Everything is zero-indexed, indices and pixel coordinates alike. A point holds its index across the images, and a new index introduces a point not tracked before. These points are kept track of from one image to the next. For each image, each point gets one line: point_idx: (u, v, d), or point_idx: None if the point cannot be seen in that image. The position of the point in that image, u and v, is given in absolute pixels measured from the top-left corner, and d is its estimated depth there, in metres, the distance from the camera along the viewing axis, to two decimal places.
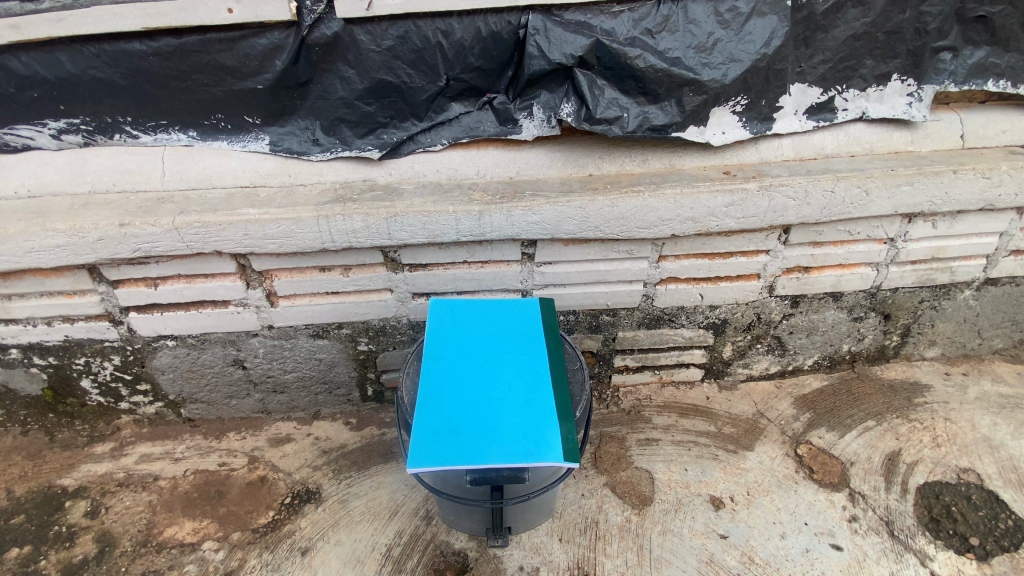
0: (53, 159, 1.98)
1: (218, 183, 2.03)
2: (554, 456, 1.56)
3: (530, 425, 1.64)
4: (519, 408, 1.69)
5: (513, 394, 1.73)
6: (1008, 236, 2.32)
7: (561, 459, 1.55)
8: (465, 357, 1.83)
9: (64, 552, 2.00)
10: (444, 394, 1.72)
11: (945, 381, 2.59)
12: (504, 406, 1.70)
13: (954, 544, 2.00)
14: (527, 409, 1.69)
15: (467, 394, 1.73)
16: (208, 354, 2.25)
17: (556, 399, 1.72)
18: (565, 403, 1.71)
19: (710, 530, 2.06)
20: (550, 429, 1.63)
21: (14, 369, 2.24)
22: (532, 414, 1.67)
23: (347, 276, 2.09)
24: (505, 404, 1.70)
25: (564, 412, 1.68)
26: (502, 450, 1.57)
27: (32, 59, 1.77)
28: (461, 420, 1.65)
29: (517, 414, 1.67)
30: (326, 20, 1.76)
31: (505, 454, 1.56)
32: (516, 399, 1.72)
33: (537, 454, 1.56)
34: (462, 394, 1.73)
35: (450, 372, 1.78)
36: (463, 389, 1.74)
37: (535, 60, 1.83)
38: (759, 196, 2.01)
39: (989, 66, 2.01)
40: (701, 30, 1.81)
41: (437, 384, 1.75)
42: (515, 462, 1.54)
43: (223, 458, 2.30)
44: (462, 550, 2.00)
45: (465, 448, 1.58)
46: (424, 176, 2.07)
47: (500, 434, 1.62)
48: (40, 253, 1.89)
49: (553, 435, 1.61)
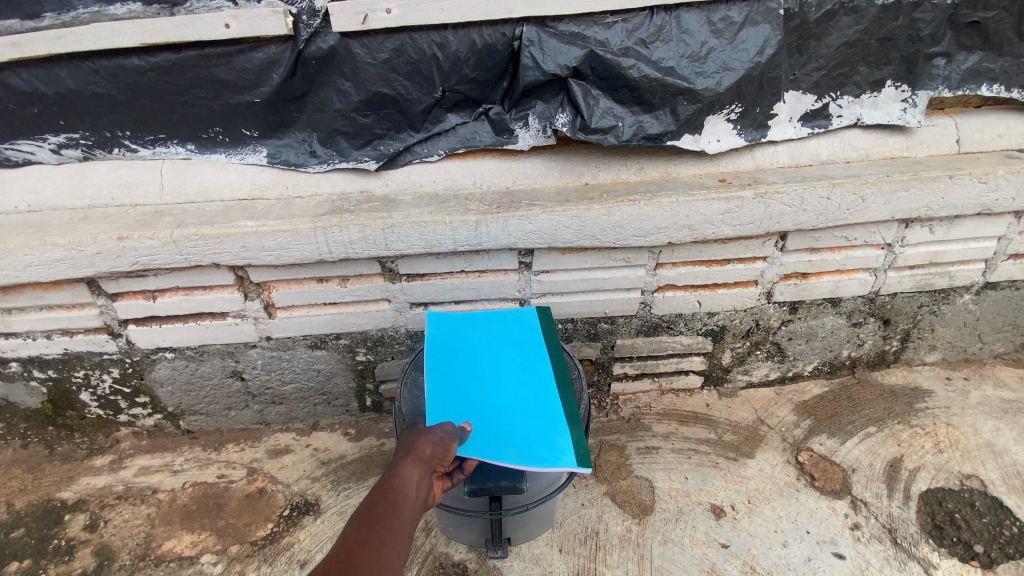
0: (53, 173, 2.00)
1: (216, 196, 2.04)
2: (569, 461, 1.53)
3: (540, 432, 1.63)
4: (527, 415, 1.69)
5: (519, 401, 1.74)
6: (1007, 240, 2.31)
7: (574, 464, 1.53)
8: (469, 366, 1.84)
9: (64, 566, 2.00)
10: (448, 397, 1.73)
11: (946, 386, 2.58)
12: (510, 412, 1.70)
13: (958, 552, 1.99)
14: (535, 418, 1.68)
15: (473, 399, 1.73)
16: (206, 366, 2.26)
17: (563, 405, 1.72)
18: (573, 408, 1.71)
19: (711, 539, 2.04)
20: (561, 436, 1.62)
21: (15, 383, 2.24)
22: (540, 421, 1.67)
23: (344, 287, 2.10)
24: (512, 411, 1.70)
25: (573, 418, 1.67)
26: (515, 452, 1.56)
27: (32, 76, 1.79)
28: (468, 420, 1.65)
29: (527, 420, 1.67)
30: (322, 34, 1.77)
31: (518, 452, 1.56)
32: (523, 406, 1.72)
33: (550, 459, 1.55)
34: (465, 399, 1.73)
35: (452, 377, 1.80)
36: (470, 394, 1.74)
37: (530, 72, 1.84)
38: (754, 203, 2.01)
39: (983, 71, 2.02)
40: (694, 39, 1.83)
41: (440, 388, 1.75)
42: (527, 464, 1.52)
43: (222, 469, 2.30)
44: (462, 561, 1.99)
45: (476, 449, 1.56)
46: (421, 186, 2.08)
47: (513, 438, 1.61)
48: (39, 267, 1.90)
49: (565, 441, 1.60)
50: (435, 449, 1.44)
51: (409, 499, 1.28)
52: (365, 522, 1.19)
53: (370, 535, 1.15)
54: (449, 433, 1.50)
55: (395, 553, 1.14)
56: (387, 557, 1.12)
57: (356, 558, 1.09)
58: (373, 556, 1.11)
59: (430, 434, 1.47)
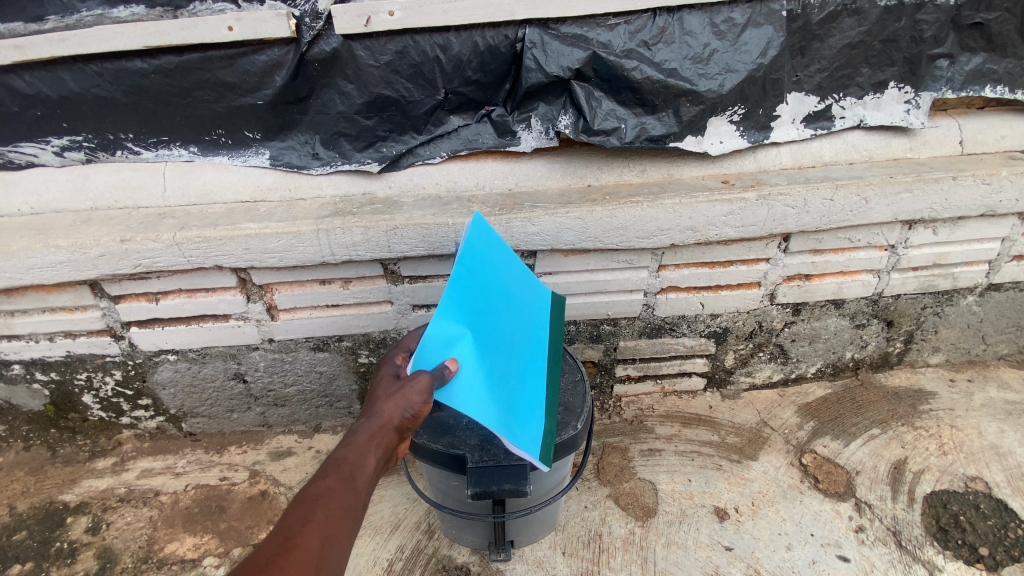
0: (55, 175, 2.01)
1: (219, 198, 2.05)
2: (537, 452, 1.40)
3: (522, 404, 1.45)
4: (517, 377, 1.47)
5: (517, 360, 1.49)
6: (1011, 241, 2.31)
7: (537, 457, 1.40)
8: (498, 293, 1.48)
9: (66, 568, 2.00)
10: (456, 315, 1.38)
11: (950, 388, 2.57)
12: (506, 367, 1.45)
13: (963, 555, 1.98)
14: (524, 387, 1.48)
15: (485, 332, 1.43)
16: (208, 368, 2.25)
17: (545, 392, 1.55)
18: (551, 399, 1.56)
19: (715, 542, 2.04)
20: (536, 421, 1.47)
21: (16, 386, 2.24)
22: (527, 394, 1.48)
23: (347, 289, 2.10)
24: (507, 366, 1.46)
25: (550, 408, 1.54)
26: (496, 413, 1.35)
27: (35, 78, 1.79)
28: (457, 356, 1.38)
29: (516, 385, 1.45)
30: (325, 36, 1.77)
31: (499, 415, 1.35)
32: (518, 366, 1.49)
33: (521, 437, 1.38)
34: (467, 328, 1.40)
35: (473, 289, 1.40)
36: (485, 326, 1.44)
37: (532, 74, 1.84)
38: (757, 205, 2.01)
39: (986, 72, 2.01)
40: (697, 41, 1.82)
41: (463, 297, 1.37)
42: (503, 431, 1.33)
43: (224, 472, 2.29)
44: (464, 564, 1.99)
45: (460, 391, 1.34)
46: (424, 189, 2.08)
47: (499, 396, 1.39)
48: (41, 269, 1.90)
49: (537, 428, 1.46)
50: (403, 417, 1.33)
51: (360, 476, 1.24)
52: (314, 492, 1.16)
53: (314, 511, 1.13)
54: (422, 392, 1.32)
55: (333, 541, 1.11)
56: (329, 535, 1.11)
57: (295, 539, 1.07)
58: (314, 535, 1.09)
59: (404, 392, 1.32)
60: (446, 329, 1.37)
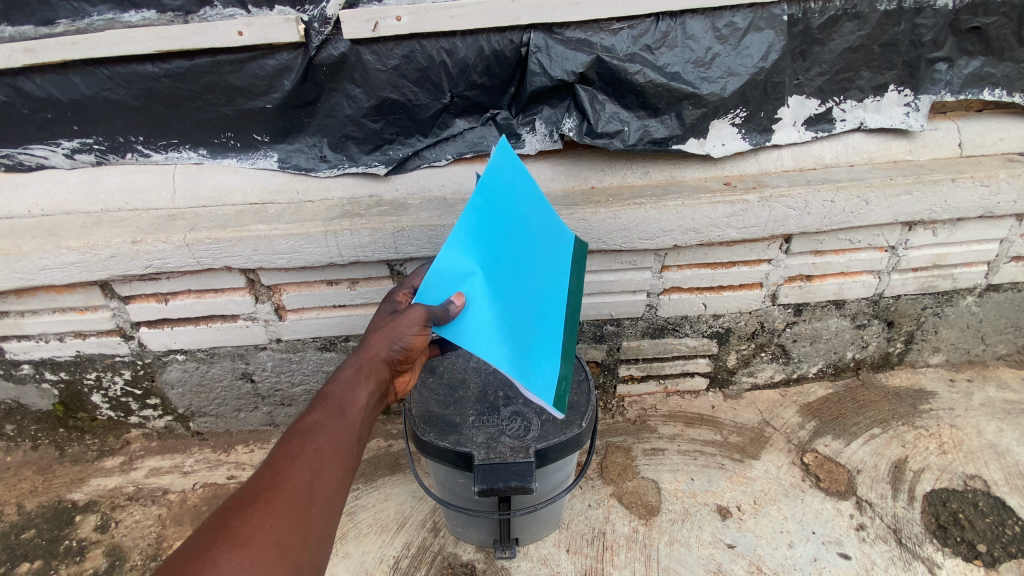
0: (66, 177, 2.03)
1: (228, 201, 2.09)
2: (548, 395, 1.37)
3: (537, 347, 1.41)
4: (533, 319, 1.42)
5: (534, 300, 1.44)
6: (1009, 243, 2.33)
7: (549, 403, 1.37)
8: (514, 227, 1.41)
9: (75, 566, 2.02)
10: (468, 249, 1.35)
11: (950, 388, 2.59)
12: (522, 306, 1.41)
13: (962, 551, 2.00)
14: (541, 330, 1.43)
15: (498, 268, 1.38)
16: (216, 368, 2.28)
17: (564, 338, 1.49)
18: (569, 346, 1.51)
19: (717, 539, 2.06)
20: (551, 366, 1.42)
21: (26, 385, 2.26)
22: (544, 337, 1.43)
23: (354, 289, 2.12)
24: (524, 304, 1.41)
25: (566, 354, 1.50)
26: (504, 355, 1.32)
27: (47, 82, 1.82)
28: (467, 292, 1.36)
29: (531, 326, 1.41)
30: (333, 41, 1.80)
31: (509, 357, 1.33)
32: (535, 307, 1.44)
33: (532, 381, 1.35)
34: (478, 264, 1.36)
35: (486, 223, 1.36)
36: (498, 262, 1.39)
37: (537, 78, 1.87)
38: (759, 206, 2.04)
39: (984, 76, 2.04)
40: (699, 45, 1.85)
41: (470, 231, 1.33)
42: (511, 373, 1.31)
43: (232, 470, 2.32)
44: (470, 561, 2.01)
45: (465, 329, 1.33)
46: (429, 191, 2.11)
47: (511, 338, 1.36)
48: (53, 270, 1.93)
49: (552, 373, 1.41)
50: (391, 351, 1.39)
51: (349, 408, 1.29)
52: (304, 425, 1.21)
53: (304, 444, 1.16)
54: (415, 323, 1.34)
55: (325, 471, 1.15)
56: (319, 466, 1.14)
57: (284, 472, 1.10)
58: (304, 467, 1.12)
59: (393, 326, 1.37)
60: (456, 263, 1.34)
